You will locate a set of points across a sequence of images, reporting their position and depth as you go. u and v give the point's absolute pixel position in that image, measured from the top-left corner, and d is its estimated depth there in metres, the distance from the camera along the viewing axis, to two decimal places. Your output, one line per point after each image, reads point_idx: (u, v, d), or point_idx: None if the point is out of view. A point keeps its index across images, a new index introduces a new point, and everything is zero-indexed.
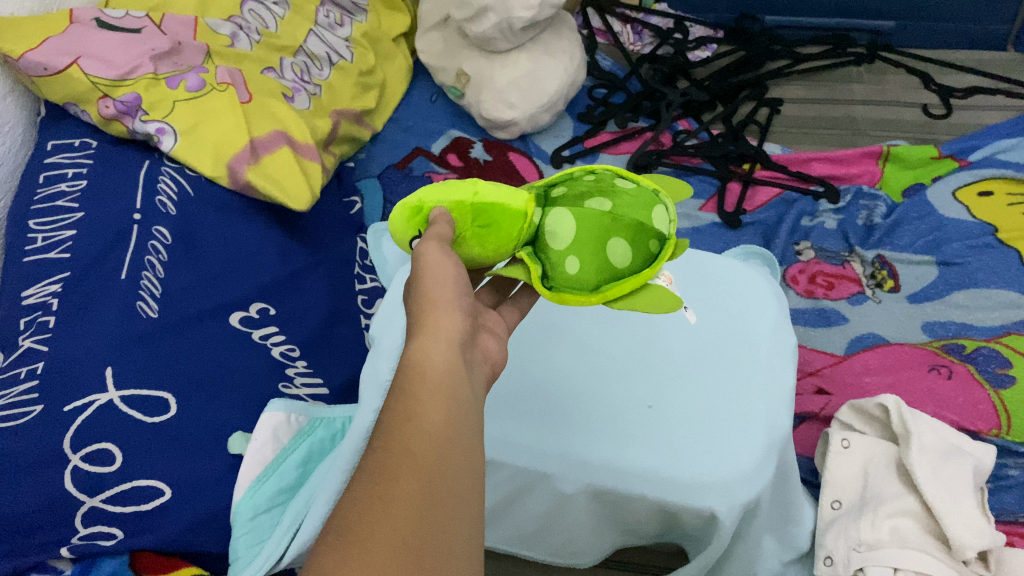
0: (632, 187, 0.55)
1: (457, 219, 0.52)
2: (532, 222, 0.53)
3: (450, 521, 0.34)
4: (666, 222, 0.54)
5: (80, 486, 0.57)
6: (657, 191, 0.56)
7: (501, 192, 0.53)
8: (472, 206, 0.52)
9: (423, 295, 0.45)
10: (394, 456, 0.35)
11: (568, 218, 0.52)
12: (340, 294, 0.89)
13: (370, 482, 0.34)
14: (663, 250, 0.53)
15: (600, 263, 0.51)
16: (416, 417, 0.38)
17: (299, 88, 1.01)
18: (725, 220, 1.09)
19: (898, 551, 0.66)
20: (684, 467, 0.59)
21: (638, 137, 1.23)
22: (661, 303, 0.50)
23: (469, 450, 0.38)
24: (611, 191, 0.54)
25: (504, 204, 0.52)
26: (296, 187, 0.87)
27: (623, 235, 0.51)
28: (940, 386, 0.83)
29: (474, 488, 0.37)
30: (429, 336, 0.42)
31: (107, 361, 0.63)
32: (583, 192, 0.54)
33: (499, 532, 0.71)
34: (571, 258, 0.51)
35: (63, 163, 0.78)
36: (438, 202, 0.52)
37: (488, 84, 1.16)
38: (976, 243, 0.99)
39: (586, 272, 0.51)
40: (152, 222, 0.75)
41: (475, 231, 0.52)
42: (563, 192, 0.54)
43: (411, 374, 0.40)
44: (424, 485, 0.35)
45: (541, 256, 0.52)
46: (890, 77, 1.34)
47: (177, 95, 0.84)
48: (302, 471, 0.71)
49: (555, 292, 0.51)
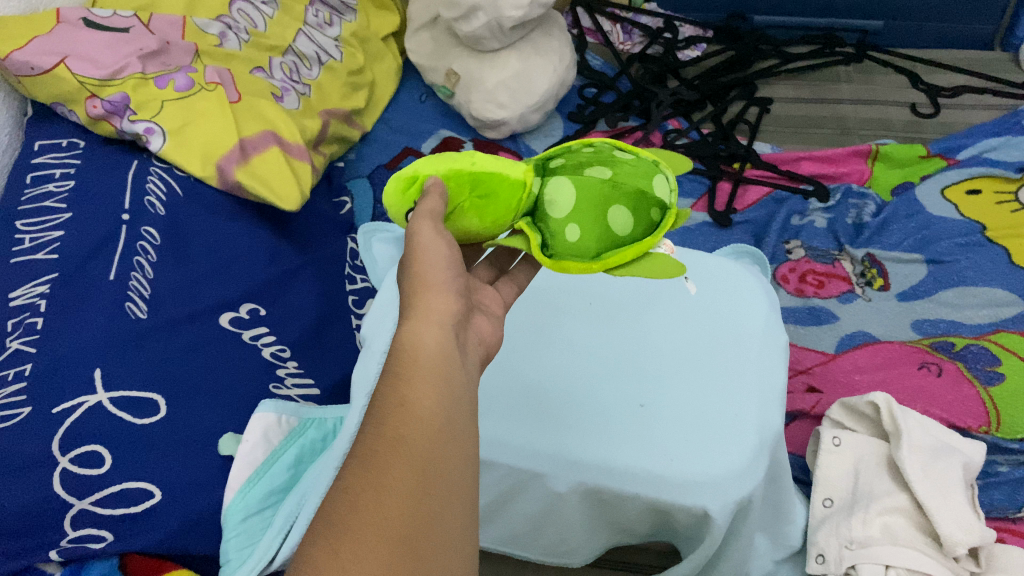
0: (631, 157, 0.55)
1: (453, 187, 0.50)
2: (531, 190, 0.52)
3: (441, 504, 0.34)
4: (667, 190, 0.55)
5: (69, 489, 0.57)
6: (656, 163, 0.56)
7: (498, 162, 0.52)
8: (470, 175, 0.50)
9: (417, 275, 0.45)
10: (386, 439, 0.35)
11: (567, 186, 0.52)
12: (331, 295, 0.88)
13: (362, 464, 0.34)
14: (662, 215, 0.54)
15: (599, 231, 0.51)
16: (407, 399, 0.37)
17: (288, 88, 1.01)
18: (714, 218, 1.09)
19: (889, 548, 0.66)
20: (675, 466, 0.59)
21: (628, 137, 1.23)
22: (662, 268, 0.52)
23: (461, 432, 0.38)
24: (610, 161, 0.54)
25: (505, 175, 0.51)
26: (285, 188, 0.86)
27: (623, 202, 0.52)
28: (930, 383, 0.83)
29: (466, 470, 0.37)
30: (421, 318, 0.42)
31: (96, 363, 0.62)
32: (582, 162, 0.54)
33: (491, 532, 0.71)
34: (572, 226, 0.51)
35: (51, 163, 0.78)
36: (434, 170, 0.50)
37: (477, 84, 1.16)
38: (965, 241, 0.99)
39: (586, 240, 0.51)
40: (141, 223, 0.74)
41: (474, 202, 0.51)
42: (562, 162, 0.54)
43: (403, 357, 0.40)
44: (417, 465, 0.34)
45: (540, 225, 0.52)
46: (879, 76, 1.35)
47: (165, 94, 0.84)
48: (294, 471, 0.70)
49: (555, 259, 0.51)
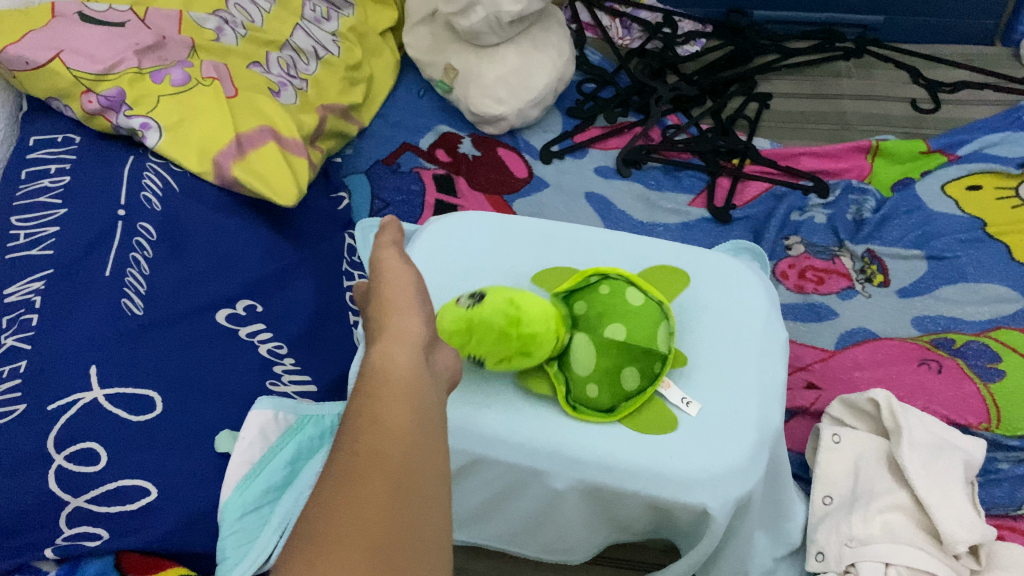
0: (642, 301, 0.63)
1: (504, 345, 0.58)
2: (562, 341, 0.62)
3: (417, 539, 0.31)
4: (669, 338, 0.63)
5: (64, 486, 0.57)
6: (661, 304, 0.64)
7: (538, 317, 0.60)
8: (516, 335, 0.58)
9: (384, 298, 0.42)
10: (355, 468, 0.32)
11: (588, 345, 0.61)
12: (328, 291, 0.87)
13: (332, 500, 0.31)
14: (665, 367, 0.62)
15: (615, 389, 0.60)
16: (378, 421, 0.34)
17: (286, 83, 1.00)
18: (714, 214, 1.09)
19: (889, 546, 0.66)
20: (676, 463, 0.58)
21: (626, 133, 1.23)
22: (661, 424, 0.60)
23: (437, 454, 0.35)
24: (625, 311, 0.62)
25: (543, 333, 0.60)
26: (283, 184, 0.86)
27: (636, 364, 0.60)
28: (930, 380, 0.83)
29: (442, 497, 0.34)
30: (392, 338, 0.38)
31: (92, 359, 0.62)
32: (603, 310, 0.62)
33: (489, 529, 0.71)
34: (591, 385, 0.60)
35: (46, 158, 0.77)
36: (488, 323, 0.58)
37: (476, 79, 1.15)
38: (966, 238, 0.99)
39: (602, 396, 0.60)
40: (137, 219, 0.74)
41: (516, 355, 0.59)
42: (585, 310, 0.63)
43: (373, 376, 0.36)
44: (389, 503, 0.31)
45: (564, 373, 0.62)
46: (879, 72, 1.34)
47: (162, 89, 0.84)
48: (292, 468, 0.69)
49: (576, 412, 0.61)
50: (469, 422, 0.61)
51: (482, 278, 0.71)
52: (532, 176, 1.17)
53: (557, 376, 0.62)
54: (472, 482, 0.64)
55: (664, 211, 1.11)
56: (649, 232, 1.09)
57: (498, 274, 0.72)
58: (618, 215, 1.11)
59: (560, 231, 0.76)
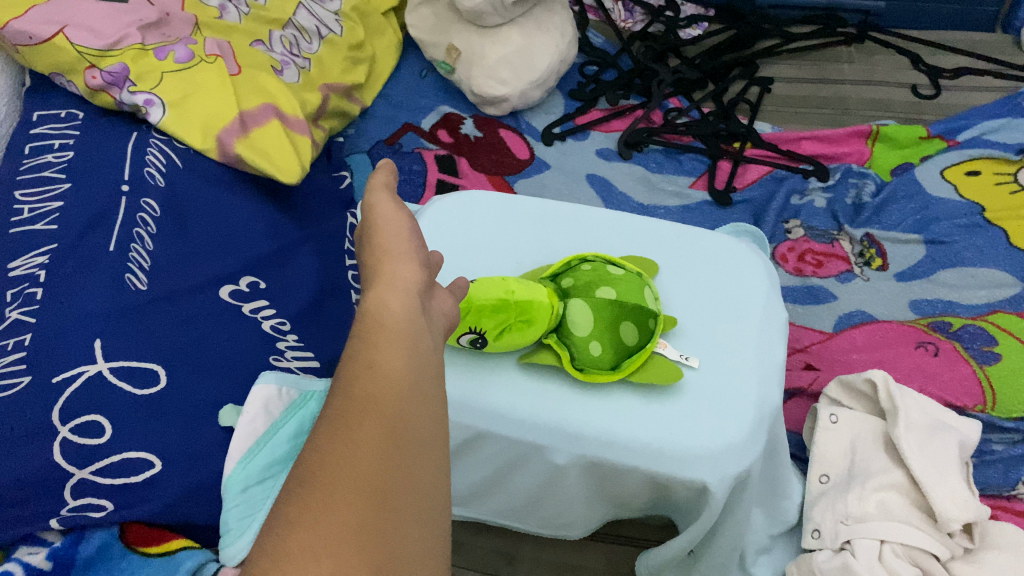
0: (622, 273, 0.65)
1: (505, 313, 0.58)
2: (556, 312, 0.62)
3: (413, 475, 0.31)
4: (654, 300, 0.65)
5: (68, 458, 0.58)
6: (641, 274, 0.66)
7: (528, 288, 0.60)
8: (515, 303, 0.59)
9: (377, 245, 0.41)
10: (351, 410, 0.32)
11: (585, 308, 0.62)
12: (330, 268, 0.88)
13: (332, 432, 0.31)
14: (659, 325, 0.63)
15: (617, 346, 0.61)
16: (374, 366, 0.34)
17: (288, 62, 1.00)
18: (715, 198, 1.09)
19: (885, 524, 0.67)
20: (675, 440, 0.59)
21: (628, 115, 1.23)
22: (667, 373, 0.61)
23: (432, 399, 0.35)
24: (610, 279, 0.64)
25: (538, 301, 0.60)
26: (286, 161, 0.86)
27: (631, 318, 0.62)
28: (926, 363, 0.84)
29: (436, 443, 0.34)
30: (387, 284, 0.38)
31: (96, 333, 0.62)
32: (589, 281, 0.64)
33: (490, 504, 0.72)
34: (594, 342, 0.61)
35: (50, 133, 0.77)
36: (483, 299, 0.59)
37: (478, 60, 1.16)
38: (964, 223, 1.00)
39: (607, 353, 0.60)
40: (141, 194, 0.74)
41: (519, 324, 0.59)
42: (572, 283, 0.64)
43: (369, 320, 0.36)
44: (384, 449, 0.31)
45: (566, 341, 0.62)
46: (880, 57, 1.34)
47: (165, 66, 0.84)
48: (293, 444, 0.68)
49: (584, 373, 0.60)
50: (473, 398, 0.61)
51: (484, 257, 0.72)
52: (533, 157, 1.17)
53: (559, 353, 0.61)
54: (474, 458, 0.65)
55: (665, 194, 1.12)
56: (650, 213, 1.10)
57: (503, 253, 0.72)
58: (619, 197, 1.11)
59: (563, 210, 0.76)
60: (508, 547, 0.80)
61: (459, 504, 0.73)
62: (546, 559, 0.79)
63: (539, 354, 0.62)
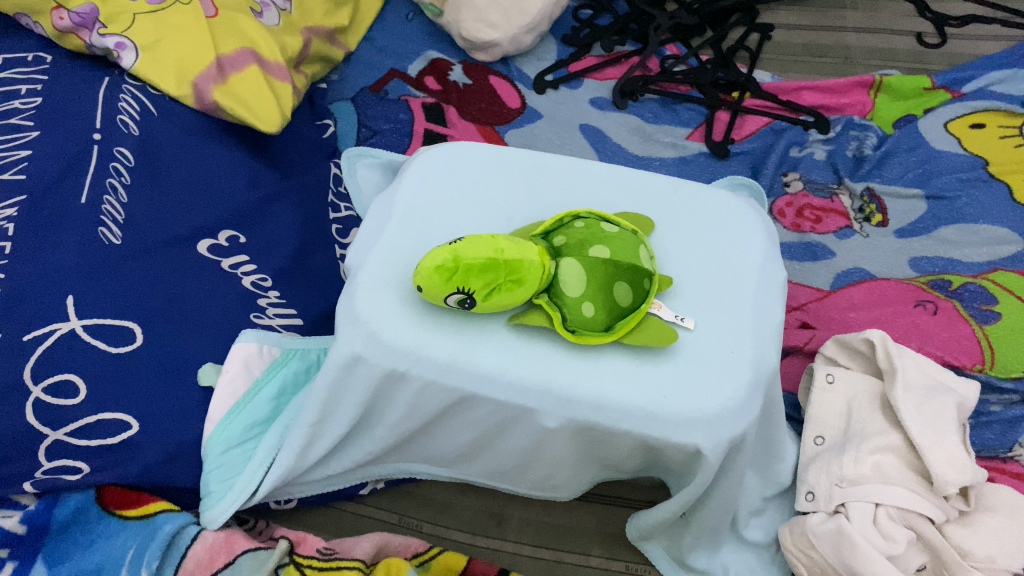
0: (616, 231, 0.63)
1: (494, 272, 0.55)
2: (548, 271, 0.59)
3: None
4: (648, 259, 0.62)
5: (42, 419, 0.57)
6: (636, 233, 0.64)
7: (521, 248, 0.57)
8: (505, 262, 0.56)
9: None
10: None
11: (577, 268, 0.59)
12: (314, 221, 0.85)
13: None
14: (654, 285, 0.61)
15: (610, 307, 0.58)
16: None
17: (268, 4, 0.95)
18: (713, 149, 1.06)
19: (880, 486, 0.65)
20: (671, 403, 0.57)
21: (624, 62, 1.19)
22: (662, 335, 0.58)
23: None
24: (603, 237, 0.61)
25: (528, 260, 0.57)
26: (265, 109, 0.82)
27: (625, 278, 0.59)
28: (924, 322, 0.82)
29: None
30: None
31: (68, 289, 0.59)
32: (582, 240, 0.61)
33: (480, 467, 0.71)
34: (587, 303, 0.58)
35: (17, 78, 0.74)
36: (472, 258, 0.55)
37: (467, 3, 1.11)
38: (967, 177, 0.97)
39: (600, 315, 0.58)
40: (113, 143, 0.70)
41: (508, 285, 0.56)
42: (564, 242, 0.61)
43: None
44: None
45: (558, 302, 0.59)
46: (884, 3, 1.30)
47: (137, 6, 0.79)
48: (276, 404, 0.68)
49: (577, 335, 0.58)
50: (461, 359, 0.58)
51: (474, 210, 0.69)
52: (525, 107, 1.14)
53: (552, 314, 0.58)
54: (461, 421, 0.63)
55: (661, 145, 1.08)
56: (644, 166, 1.07)
57: (492, 208, 0.69)
58: (612, 148, 1.09)
59: (556, 164, 0.73)
60: (497, 508, 0.79)
61: (447, 464, 0.72)
62: (536, 520, 0.78)
63: (529, 315, 0.59)
